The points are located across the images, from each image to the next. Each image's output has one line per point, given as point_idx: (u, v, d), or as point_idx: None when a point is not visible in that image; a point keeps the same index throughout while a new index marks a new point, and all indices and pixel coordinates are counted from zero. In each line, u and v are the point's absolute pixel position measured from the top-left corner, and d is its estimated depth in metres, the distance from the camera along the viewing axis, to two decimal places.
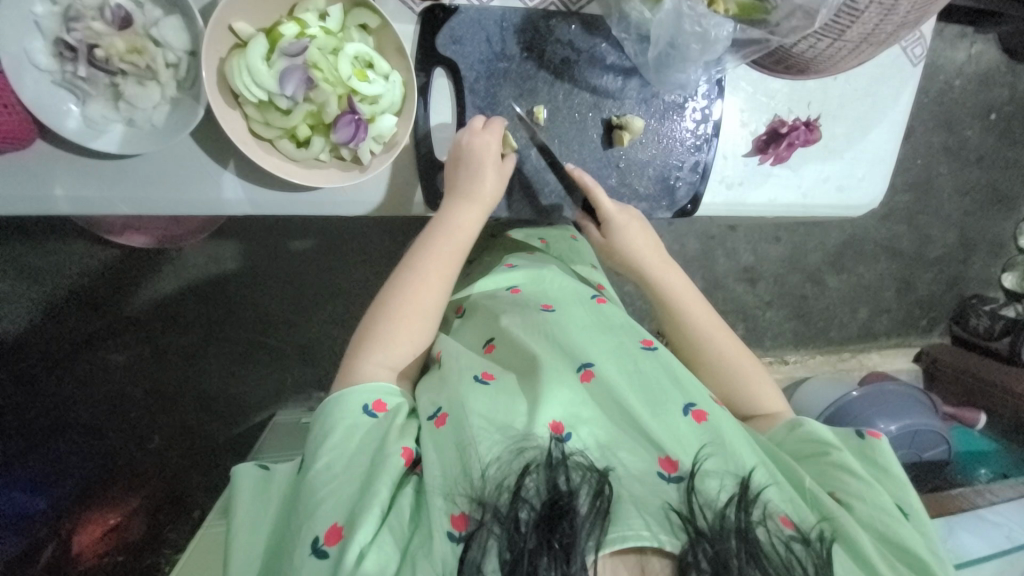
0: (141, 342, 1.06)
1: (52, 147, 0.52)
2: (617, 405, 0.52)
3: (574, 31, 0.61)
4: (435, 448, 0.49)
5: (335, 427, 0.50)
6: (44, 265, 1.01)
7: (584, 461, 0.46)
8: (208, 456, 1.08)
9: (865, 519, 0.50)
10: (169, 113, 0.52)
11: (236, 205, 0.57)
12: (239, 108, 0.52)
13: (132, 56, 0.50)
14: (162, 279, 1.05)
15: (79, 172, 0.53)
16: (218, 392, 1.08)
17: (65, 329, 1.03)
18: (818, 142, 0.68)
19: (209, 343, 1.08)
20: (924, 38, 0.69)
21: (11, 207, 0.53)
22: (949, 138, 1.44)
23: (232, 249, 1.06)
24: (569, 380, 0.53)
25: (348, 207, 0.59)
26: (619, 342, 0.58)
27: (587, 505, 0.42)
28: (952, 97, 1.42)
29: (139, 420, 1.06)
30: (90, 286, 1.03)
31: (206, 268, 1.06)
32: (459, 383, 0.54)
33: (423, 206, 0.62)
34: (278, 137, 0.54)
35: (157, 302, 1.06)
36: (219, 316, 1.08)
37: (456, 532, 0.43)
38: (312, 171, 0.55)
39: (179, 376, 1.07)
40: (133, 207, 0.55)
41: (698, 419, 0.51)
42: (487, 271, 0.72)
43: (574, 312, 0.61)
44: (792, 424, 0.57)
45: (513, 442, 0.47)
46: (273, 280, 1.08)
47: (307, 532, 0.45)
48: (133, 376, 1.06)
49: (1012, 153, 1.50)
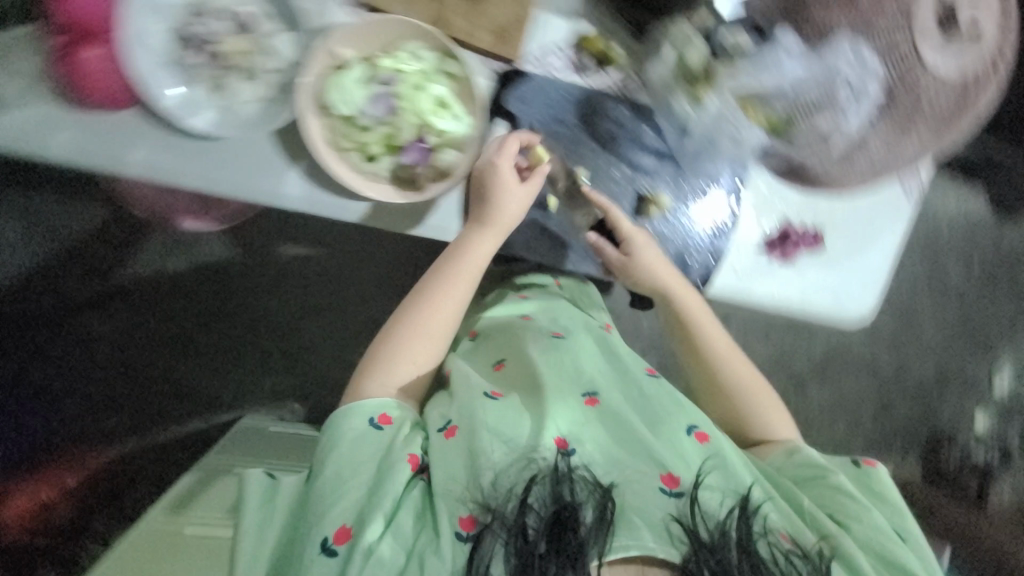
0: (121, 316, 1.09)
1: (140, 117, 0.56)
2: (623, 427, 0.57)
3: (625, 112, 0.67)
4: (444, 453, 0.54)
5: (341, 443, 0.54)
6: (48, 225, 1.05)
7: (588, 476, 0.51)
8: (157, 445, 1.08)
9: (863, 541, 0.58)
10: (257, 109, 0.58)
11: (294, 200, 0.60)
12: (318, 118, 0.57)
13: (240, 56, 0.58)
14: (157, 258, 1.09)
15: (156, 143, 0.56)
16: (185, 379, 1.10)
17: (53, 291, 1.07)
18: (820, 251, 0.75)
19: (185, 329, 1.10)
20: (920, 179, 0.77)
21: (79, 162, 0.55)
22: (933, 274, 1.56)
23: (231, 241, 1.10)
24: (579, 405, 0.58)
25: (392, 221, 0.61)
26: (625, 372, 0.64)
27: (592, 520, 0.47)
28: (938, 239, 1.56)
29: (100, 393, 1.08)
30: (88, 253, 1.07)
31: (203, 255, 1.10)
32: (470, 398, 0.58)
33: (460, 235, 0.65)
34: (348, 148, 0.59)
35: (147, 280, 1.09)
36: (202, 304, 1.10)
37: (464, 532, 0.48)
38: (371, 183, 0.59)
39: (150, 355, 1.10)
40: (196, 183, 0.57)
41: (701, 439, 0.57)
42: (498, 299, 0.77)
43: (583, 340, 0.67)
44: (790, 450, 0.66)
45: (521, 454, 0.52)
46: (265, 279, 1.12)
47: (317, 533, 0.49)
48: (105, 347, 1.09)
49: (990, 299, 1.62)
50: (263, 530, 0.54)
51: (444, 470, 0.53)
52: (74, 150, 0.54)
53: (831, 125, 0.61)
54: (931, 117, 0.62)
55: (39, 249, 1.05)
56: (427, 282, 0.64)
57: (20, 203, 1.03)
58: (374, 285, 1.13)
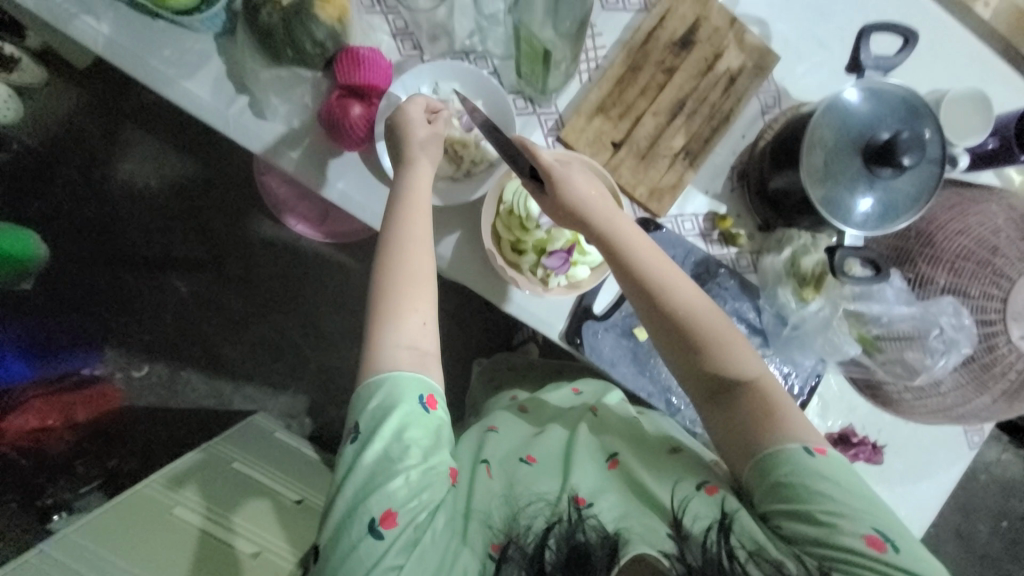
0: (220, 295, 1.39)
1: (360, 161, 0.71)
2: (636, 485, 0.59)
3: (732, 283, 0.76)
4: (482, 487, 0.60)
5: (395, 409, 0.56)
6: (209, 213, 1.39)
7: (599, 526, 0.54)
8: (202, 416, 1.36)
9: (846, 550, 0.50)
10: (448, 184, 0.71)
11: (441, 260, 0.72)
12: (493, 213, 0.70)
13: (458, 144, 0.70)
14: (269, 263, 1.40)
15: (362, 183, 0.72)
16: (243, 364, 1.39)
17: (182, 257, 1.39)
18: (876, 465, 0.79)
19: (261, 325, 1.39)
20: (983, 431, 0.81)
21: (305, 178, 0.71)
22: (961, 521, 1.55)
23: (330, 274, 1.40)
24: (599, 466, 0.62)
25: (514, 305, 0.72)
26: (643, 434, 0.67)
27: (604, 561, 0.50)
28: (974, 488, 1.55)
29: (179, 348, 1.38)
30: (224, 243, 1.39)
31: (302, 273, 1.40)
32: (509, 464, 0.63)
33: (560, 335, 0.74)
34: (508, 238, 0.69)
35: (252, 277, 1.40)
36: (280, 309, 1.40)
37: (493, 552, 0.54)
38: (513, 271, 0.69)
39: (226, 333, 1.39)
40: (376, 221, 0.72)
41: (710, 491, 0.57)
42: (557, 386, 0.84)
43: (613, 415, 0.71)
44: (790, 471, 0.54)
45: (549, 504, 0.57)
46: (340, 310, 1.41)
47: (365, 514, 0.53)
48: (198, 313, 1.39)
49: (1012, 569, 1.56)
50: (331, 505, 0.55)
51: (483, 496, 0.59)
52: (306, 168, 0.71)
53: (917, 359, 0.69)
54: (1004, 383, 0.68)
55: (171, 213, 1.38)
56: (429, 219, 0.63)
57: (201, 191, 1.38)
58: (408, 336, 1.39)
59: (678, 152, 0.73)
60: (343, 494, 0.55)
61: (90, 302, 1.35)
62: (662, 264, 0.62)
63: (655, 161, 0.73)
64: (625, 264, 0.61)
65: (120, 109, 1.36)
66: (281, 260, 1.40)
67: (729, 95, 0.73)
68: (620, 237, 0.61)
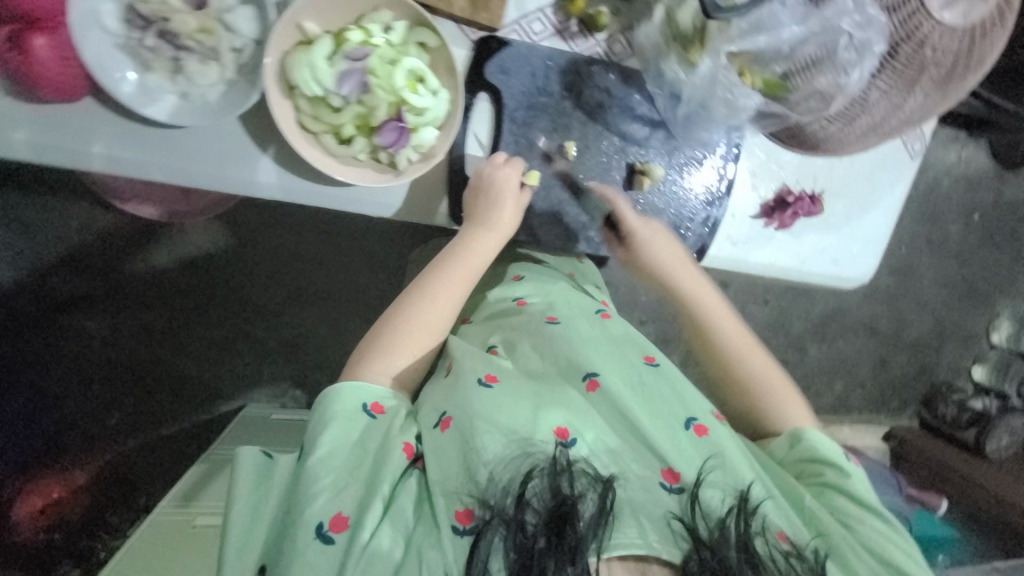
0: (117, 313, 1.08)
1: (102, 107, 0.53)
2: (621, 414, 0.55)
3: (612, 79, 0.64)
4: (438, 453, 0.52)
5: (328, 426, 0.51)
6: (38, 222, 1.03)
7: (588, 470, 0.50)
8: (169, 444, 1.10)
9: (864, 541, 0.54)
10: (223, 94, 0.54)
11: (268, 187, 0.58)
12: (290, 105, 0.54)
13: (201, 35, 0.52)
14: (157, 254, 1.09)
15: (122, 134, 0.54)
16: (188, 376, 1.11)
17: (44, 292, 1.05)
18: (818, 215, 0.74)
19: (189, 325, 1.11)
20: (924, 135, 0.75)
21: (46, 156, 0.53)
22: (933, 231, 1.58)
23: (231, 233, 1.11)
24: (577, 395, 0.56)
25: (375, 206, 0.61)
26: (625, 353, 0.61)
27: (590, 518, 0.46)
28: (939, 194, 1.55)
29: (102, 393, 1.08)
30: (83, 250, 1.06)
31: (201, 248, 1.10)
32: (464, 387, 0.55)
33: (447, 218, 0.65)
34: (323, 132, 0.56)
35: (147, 277, 1.09)
36: (201, 300, 1.11)
37: (462, 526, 0.47)
38: (349, 167, 0.57)
39: (153, 352, 1.09)
40: (167, 175, 0.56)
41: (699, 433, 0.55)
42: (495, 281, 0.74)
43: (578, 324, 0.63)
44: (793, 438, 0.62)
45: (519, 445, 0.50)
46: (267, 268, 1.13)
47: (308, 521, 0.46)
48: (103, 346, 1.08)
49: (987, 252, 1.64)
50: (256, 515, 0.49)
51: (438, 466, 0.51)
52: (37, 143, 0.52)
53: (830, 84, 0.58)
54: (934, 72, 0.58)
55: (24, 250, 1.03)
56: (416, 282, 0.63)
57: (8, 201, 1.02)
58: (365, 266, 1.16)
59: None
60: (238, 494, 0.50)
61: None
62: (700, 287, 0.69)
63: None
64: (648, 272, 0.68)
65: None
66: (167, 245, 1.09)
67: None
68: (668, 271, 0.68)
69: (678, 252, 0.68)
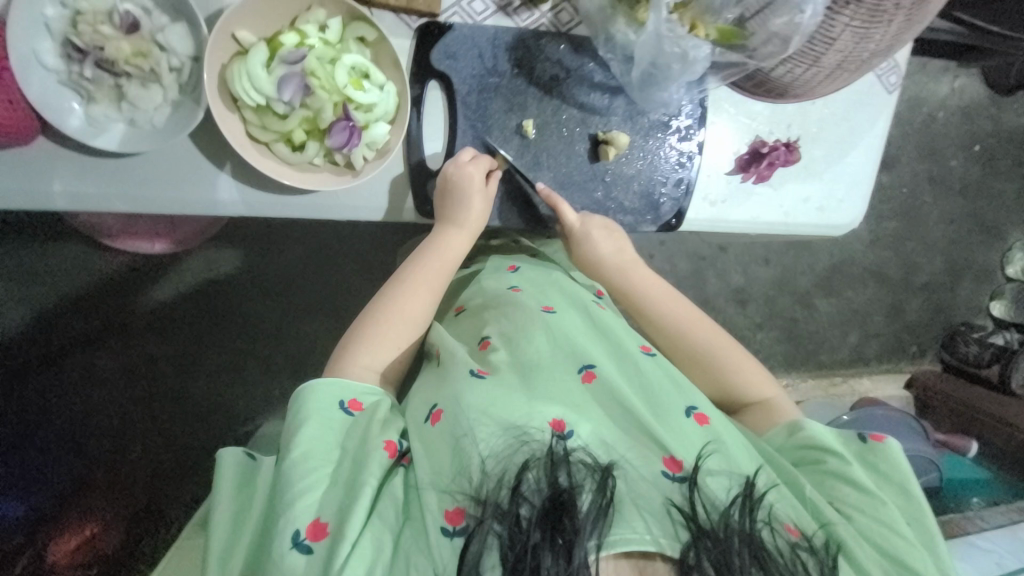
0: (128, 347, 1.10)
1: (54, 144, 0.53)
2: (618, 405, 0.54)
3: (563, 50, 0.63)
4: (431, 454, 0.51)
5: (311, 419, 0.51)
6: (39, 267, 1.05)
7: (586, 459, 0.49)
8: (192, 467, 1.11)
9: (865, 531, 0.53)
10: (170, 115, 0.53)
11: (230, 205, 0.58)
12: (237, 116, 0.54)
13: (137, 59, 0.51)
14: (158, 286, 1.10)
15: (79, 168, 0.54)
16: (204, 400, 1.12)
17: (53, 335, 1.07)
18: (797, 163, 0.71)
19: (199, 352, 1.12)
20: (898, 67, 0.72)
21: (8, 201, 0.53)
22: (934, 167, 1.53)
23: (227, 256, 1.11)
24: (570, 386, 0.55)
25: (339, 210, 0.60)
26: (620, 347, 0.60)
27: (591, 508, 0.45)
28: (935, 129, 1.50)
29: (122, 426, 1.09)
30: (86, 289, 1.07)
31: (201, 275, 1.11)
32: (456, 379, 0.55)
33: (414, 212, 0.63)
34: (274, 140, 0.55)
35: (152, 309, 1.10)
36: (207, 325, 1.12)
37: (451, 526, 0.46)
38: (306, 175, 0.57)
39: (167, 382, 1.11)
40: (130, 204, 0.56)
41: (701, 421, 0.54)
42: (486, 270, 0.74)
43: (573, 317, 0.63)
44: (792, 428, 0.60)
45: (513, 435, 0.50)
46: (266, 287, 1.13)
47: (288, 526, 0.47)
48: (118, 381, 1.09)
49: (993, 184, 1.59)
50: (242, 520, 0.51)
51: (430, 464, 0.50)
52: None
53: (787, 24, 0.55)
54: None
55: (29, 296, 1.05)
56: (392, 283, 0.62)
57: (8, 251, 1.04)
58: (361, 273, 1.16)
59: None
60: (226, 496, 0.51)
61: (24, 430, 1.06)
62: (643, 279, 0.68)
63: None
64: (600, 274, 0.68)
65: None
66: (166, 275, 1.10)
67: None
68: (612, 274, 0.68)
69: (628, 252, 0.68)
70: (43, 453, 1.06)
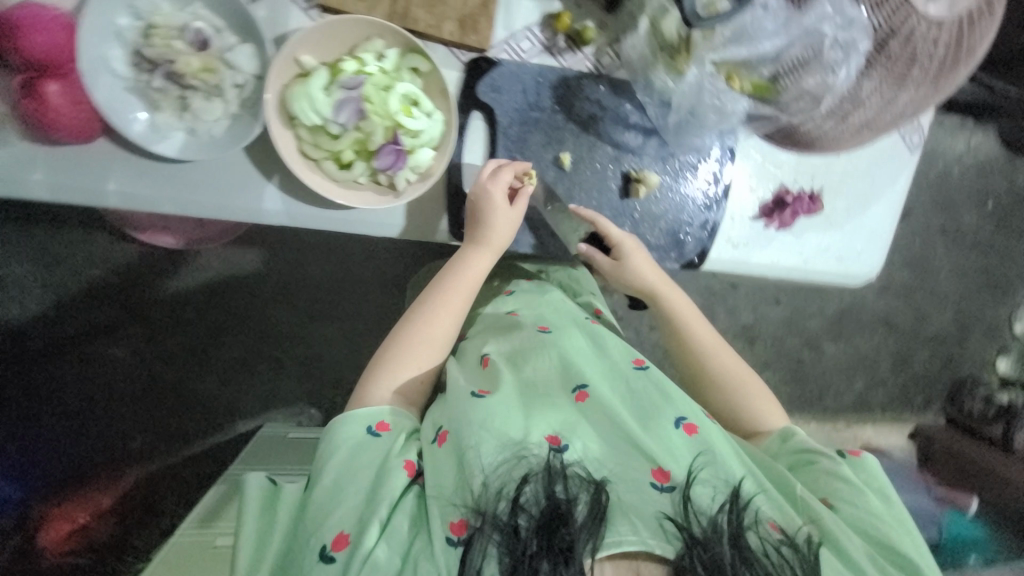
0: (142, 339, 1.11)
1: (114, 146, 0.56)
2: (610, 421, 0.55)
3: (602, 90, 0.65)
4: (436, 468, 0.52)
5: (342, 444, 0.54)
6: (63, 254, 1.07)
7: (581, 473, 0.50)
8: (190, 463, 1.11)
9: (855, 523, 0.54)
10: (228, 127, 0.56)
11: (274, 215, 0.60)
12: (291, 132, 0.56)
13: (204, 74, 0.54)
14: (177, 280, 1.12)
15: (134, 171, 0.56)
16: (209, 397, 1.13)
17: (70, 321, 1.09)
18: (820, 213, 0.74)
19: (211, 348, 1.13)
20: (922, 127, 0.75)
21: (64, 197, 0.55)
22: (946, 221, 1.55)
23: (249, 255, 1.14)
24: (569, 403, 0.56)
25: (377, 228, 0.62)
26: (612, 362, 0.62)
27: (585, 516, 0.46)
28: (949, 183, 1.53)
29: (127, 417, 1.10)
30: (107, 278, 1.09)
31: (221, 272, 1.13)
32: (458, 401, 0.56)
33: (447, 233, 0.65)
34: (324, 158, 0.58)
35: (169, 302, 1.12)
36: (221, 322, 1.14)
37: (455, 536, 0.47)
38: (352, 192, 0.59)
39: (176, 375, 1.12)
40: (177, 208, 0.58)
41: (690, 431, 0.55)
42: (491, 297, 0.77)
43: (571, 335, 0.64)
44: (785, 435, 0.62)
45: (512, 450, 0.51)
46: (283, 290, 1.16)
47: (316, 541, 0.49)
48: (128, 370, 1.11)
49: (1003, 239, 1.60)
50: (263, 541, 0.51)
51: (435, 477, 0.51)
52: (55, 185, 0.55)
53: (819, 84, 0.59)
54: (938, 56, 0.58)
55: (51, 282, 1.07)
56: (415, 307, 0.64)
57: (34, 235, 1.06)
58: (376, 283, 1.17)
59: None
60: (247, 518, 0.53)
61: (28, 416, 1.07)
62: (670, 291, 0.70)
63: None
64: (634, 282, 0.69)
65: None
66: (187, 269, 1.12)
67: None
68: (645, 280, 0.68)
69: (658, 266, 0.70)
70: (42, 441, 1.07)
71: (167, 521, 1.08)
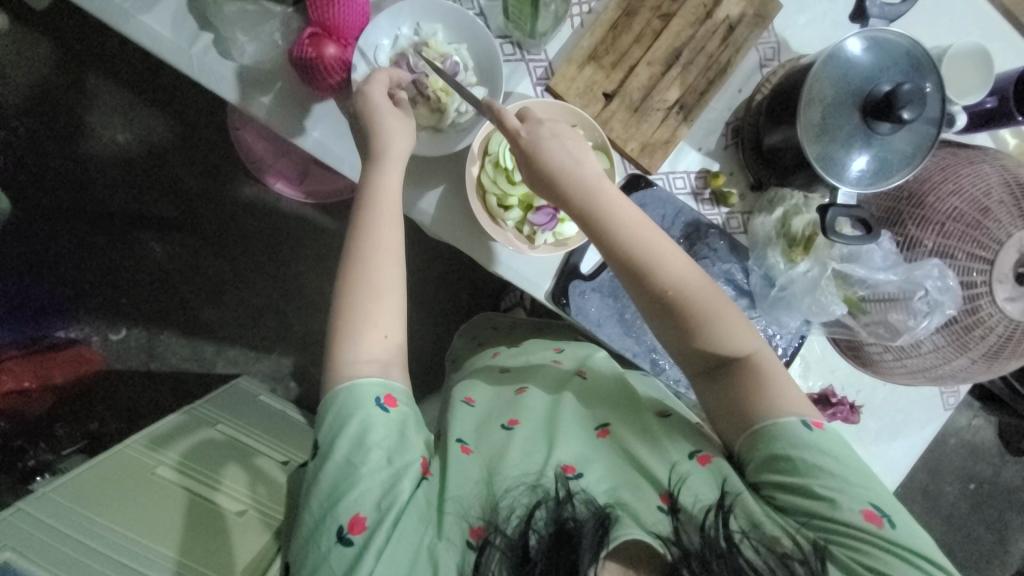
0: (183, 248, 1.23)
1: (337, 107, 0.66)
2: (627, 458, 0.58)
3: (722, 245, 0.75)
4: (457, 472, 0.56)
5: (353, 416, 0.54)
6: (169, 152, 1.21)
7: (587, 497, 0.52)
8: (150, 379, 1.21)
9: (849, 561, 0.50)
10: (428, 136, 0.68)
11: (422, 213, 0.70)
12: (478, 167, 0.68)
13: (441, 93, 0.66)
14: (244, 214, 1.24)
15: (338, 131, 0.67)
16: (206, 324, 1.24)
17: (137, 207, 1.22)
18: (853, 423, 0.81)
19: (235, 283, 1.24)
20: (959, 392, 0.83)
21: (278, 125, 0.65)
22: (928, 482, 1.62)
23: (319, 223, 1.25)
24: (589, 436, 0.60)
25: (498, 262, 0.71)
26: (640, 410, 0.64)
27: (591, 531, 0.48)
28: (942, 450, 1.62)
29: (127, 307, 1.22)
30: (189, 187, 1.23)
31: (283, 227, 1.25)
32: (489, 429, 0.62)
33: (547, 294, 0.72)
34: (491, 192, 0.68)
35: (223, 228, 1.24)
36: (255, 266, 1.25)
37: (473, 540, 0.52)
38: (497, 227, 0.68)
39: (192, 291, 1.24)
40: (352, 173, 0.68)
41: (704, 461, 0.57)
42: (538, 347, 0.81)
43: (603, 380, 0.68)
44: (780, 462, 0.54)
45: (528, 481, 0.54)
46: (324, 266, 1.26)
47: (333, 520, 0.52)
48: (155, 268, 1.23)
49: (976, 526, 1.65)
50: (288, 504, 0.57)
51: (456, 485, 0.55)
52: (279, 113, 0.65)
53: (900, 320, 0.70)
54: (988, 344, 0.69)
55: (146, 169, 1.21)
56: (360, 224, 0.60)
57: (161, 128, 1.20)
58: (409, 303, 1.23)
59: (671, 105, 0.70)
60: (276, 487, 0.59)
61: (50, 265, 1.19)
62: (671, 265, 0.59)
63: (648, 115, 0.70)
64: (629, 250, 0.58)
65: (71, 42, 1.17)
66: (253, 210, 1.24)
67: (727, 45, 0.70)
68: (639, 248, 0.58)
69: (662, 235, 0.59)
70: (56, 292, 1.19)
71: (95, 424, 1.18)
